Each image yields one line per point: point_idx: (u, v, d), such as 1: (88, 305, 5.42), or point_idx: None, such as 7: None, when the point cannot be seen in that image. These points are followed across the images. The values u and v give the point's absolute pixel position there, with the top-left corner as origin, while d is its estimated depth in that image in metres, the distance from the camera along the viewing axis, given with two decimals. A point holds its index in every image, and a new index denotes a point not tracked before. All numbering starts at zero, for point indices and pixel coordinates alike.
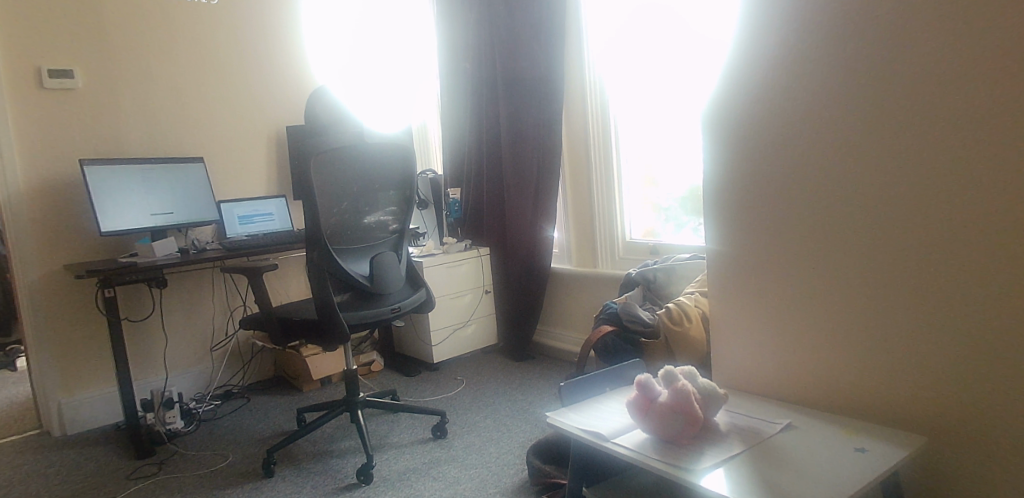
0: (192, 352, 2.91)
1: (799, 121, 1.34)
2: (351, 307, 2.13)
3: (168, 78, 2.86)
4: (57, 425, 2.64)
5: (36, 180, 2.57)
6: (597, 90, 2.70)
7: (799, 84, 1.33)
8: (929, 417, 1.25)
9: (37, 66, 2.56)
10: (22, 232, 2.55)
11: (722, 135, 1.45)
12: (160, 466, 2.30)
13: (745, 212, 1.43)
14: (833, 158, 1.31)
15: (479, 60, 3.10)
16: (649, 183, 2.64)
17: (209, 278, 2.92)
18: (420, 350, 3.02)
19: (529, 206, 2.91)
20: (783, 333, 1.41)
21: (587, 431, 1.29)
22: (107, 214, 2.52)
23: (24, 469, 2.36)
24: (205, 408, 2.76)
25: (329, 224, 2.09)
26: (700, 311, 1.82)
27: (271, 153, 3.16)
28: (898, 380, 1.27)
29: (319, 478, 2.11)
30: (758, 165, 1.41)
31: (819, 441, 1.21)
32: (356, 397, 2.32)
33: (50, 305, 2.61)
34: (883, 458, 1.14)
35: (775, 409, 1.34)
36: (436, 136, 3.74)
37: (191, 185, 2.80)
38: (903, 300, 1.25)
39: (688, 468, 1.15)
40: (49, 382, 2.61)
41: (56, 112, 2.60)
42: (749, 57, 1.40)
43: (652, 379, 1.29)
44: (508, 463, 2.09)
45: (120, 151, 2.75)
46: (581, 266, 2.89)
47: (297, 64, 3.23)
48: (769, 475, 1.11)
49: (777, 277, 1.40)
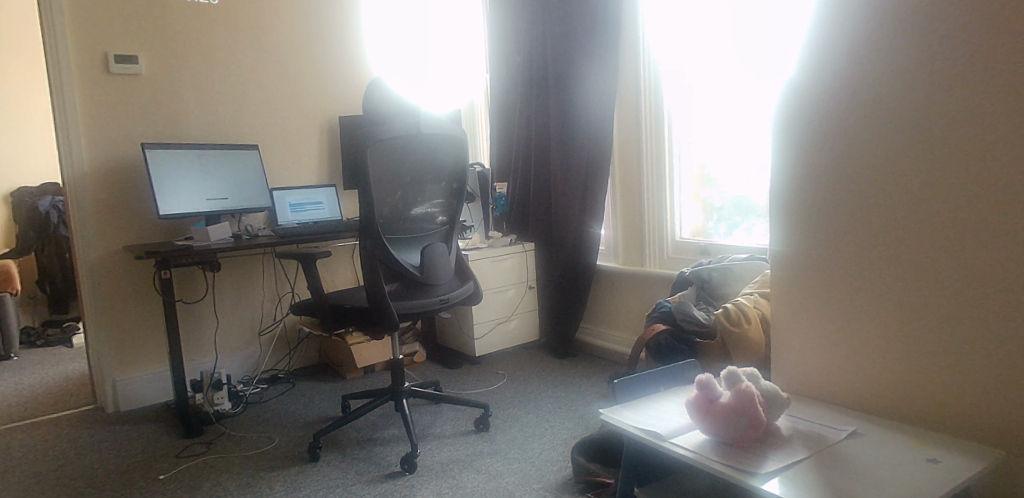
0: (241, 336, 2.97)
1: (875, 119, 1.29)
2: (400, 296, 2.15)
3: (227, 66, 2.91)
4: (111, 401, 2.72)
5: (99, 162, 2.65)
6: (652, 83, 2.66)
7: (875, 80, 1.29)
8: (1004, 431, 1.20)
9: (103, 51, 2.64)
10: (85, 212, 2.63)
11: (789, 132, 1.41)
12: (208, 445, 2.36)
13: (814, 213, 1.39)
14: (910, 158, 1.26)
15: (532, 54, 3.08)
16: (702, 182, 2.60)
17: (260, 264, 2.98)
18: (463, 343, 3.03)
19: (577, 202, 2.90)
20: (849, 338, 1.37)
21: (644, 429, 1.27)
22: (165, 197, 2.59)
23: (79, 443, 2.44)
24: (251, 391, 2.82)
25: (382, 213, 2.10)
26: (759, 313, 1.78)
27: (324, 142, 3.20)
28: (972, 392, 1.22)
29: (363, 464, 2.14)
30: (827, 163, 1.36)
31: (886, 450, 1.17)
32: (402, 387, 2.33)
33: (109, 284, 2.69)
34: (957, 470, 1.10)
35: (839, 416, 1.31)
36: (485, 125, 3.73)
37: (245, 172, 2.85)
38: (982, 307, 1.20)
39: (751, 471, 1.12)
40: (105, 359, 2.69)
41: (120, 97, 2.68)
42: (824, 52, 1.35)
43: (713, 380, 1.26)
44: (552, 460, 2.08)
45: (178, 137, 2.82)
46: (627, 265, 2.86)
47: (351, 55, 3.26)
48: (836, 483, 1.08)
49: (844, 281, 1.36)
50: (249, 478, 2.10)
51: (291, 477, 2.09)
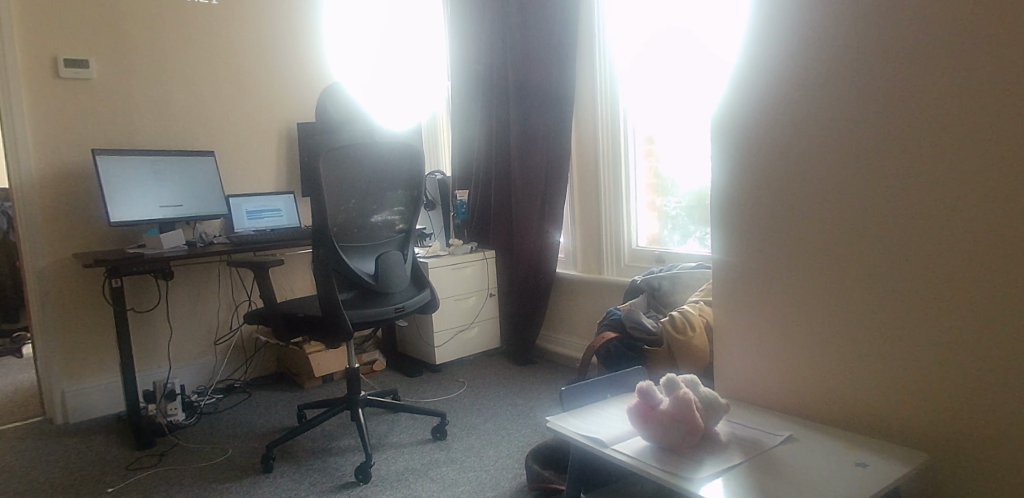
0: (196, 345, 2.92)
1: (812, 130, 1.33)
2: (355, 305, 2.14)
3: (182, 70, 2.88)
4: (60, 412, 2.65)
5: (49, 168, 2.59)
6: (609, 93, 2.70)
7: (809, 95, 1.33)
8: (933, 434, 1.24)
9: (53, 55, 2.59)
10: (32, 219, 2.56)
11: (729, 144, 1.45)
12: (160, 457, 2.31)
13: (753, 224, 1.43)
14: (845, 169, 1.30)
15: (492, 63, 3.11)
16: (656, 190, 2.64)
17: (216, 272, 2.94)
18: (423, 351, 3.02)
19: (536, 209, 2.92)
20: (787, 345, 1.40)
21: (586, 436, 1.28)
22: (118, 204, 2.54)
23: (26, 456, 2.38)
24: (206, 402, 2.77)
25: (336, 221, 2.09)
26: (703, 320, 1.82)
27: (282, 149, 3.17)
28: (900, 397, 1.27)
29: (317, 475, 2.12)
30: (767, 174, 1.40)
31: (821, 455, 1.20)
32: (358, 396, 2.31)
33: (58, 293, 2.63)
34: (884, 473, 1.13)
35: (777, 421, 1.34)
36: (447, 135, 3.74)
37: (201, 178, 2.82)
38: (908, 314, 1.25)
39: (687, 477, 1.14)
40: (53, 369, 2.63)
41: (70, 102, 2.62)
42: (762, 67, 1.39)
43: (654, 387, 1.28)
44: (507, 468, 2.09)
45: (131, 142, 2.77)
46: (586, 272, 2.89)
47: (311, 62, 3.25)
48: (768, 487, 1.11)
49: (781, 289, 1.40)
50: (200, 490, 2.06)
51: (243, 489, 2.06)
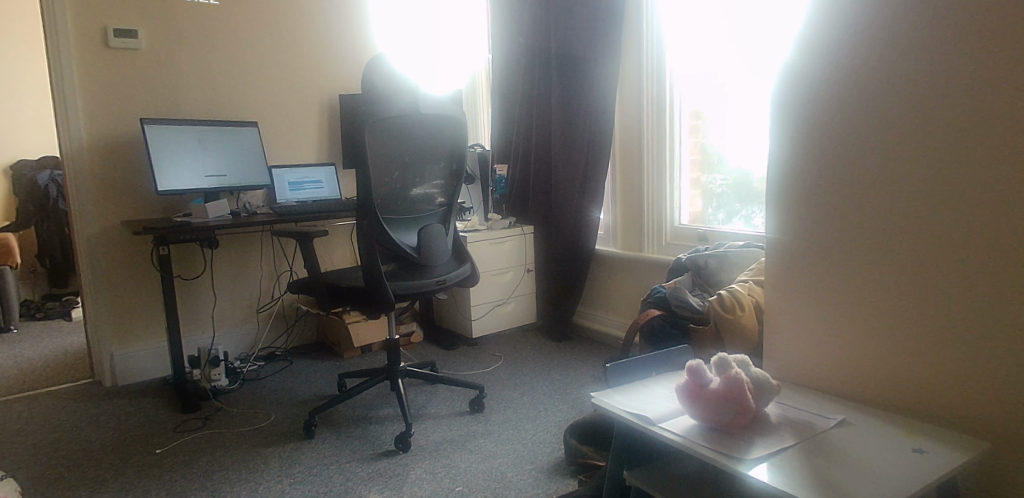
0: (239, 312, 2.98)
1: (876, 107, 1.27)
2: (397, 277, 2.15)
3: (227, 40, 2.89)
4: (109, 374, 2.75)
5: (98, 136, 2.64)
6: (655, 66, 2.63)
7: (875, 69, 1.27)
8: (995, 425, 1.20)
9: (103, 25, 2.62)
10: (84, 187, 2.63)
11: (787, 119, 1.40)
12: (205, 421, 2.37)
13: (810, 203, 1.38)
14: (912, 148, 1.24)
15: (535, 36, 3.06)
16: (701, 165, 2.59)
17: (258, 241, 2.99)
18: (460, 325, 3.04)
19: (577, 185, 2.89)
20: (840, 327, 1.37)
21: (633, 413, 1.27)
22: (165, 173, 2.59)
23: (78, 416, 2.47)
24: (249, 368, 2.84)
25: (380, 194, 2.10)
26: (753, 300, 1.80)
27: (323, 122, 3.18)
28: (959, 383, 1.23)
29: (357, 443, 2.15)
30: (827, 150, 1.35)
31: (875, 440, 1.17)
32: (397, 367, 2.33)
33: (107, 259, 2.69)
34: (943, 461, 1.10)
35: (829, 404, 1.31)
36: (487, 108, 3.74)
37: (245, 148, 2.84)
38: (971, 299, 1.20)
39: (737, 457, 1.12)
40: (104, 333, 2.71)
41: (119, 71, 2.66)
42: (825, 39, 1.33)
43: (704, 366, 1.26)
44: (545, 442, 2.09)
45: (177, 112, 2.80)
46: (625, 250, 2.86)
47: (353, 34, 3.24)
48: (822, 470, 1.09)
49: (837, 270, 1.35)
50: (244, 454, 2.11)
51: (286, 453, 2.11)
